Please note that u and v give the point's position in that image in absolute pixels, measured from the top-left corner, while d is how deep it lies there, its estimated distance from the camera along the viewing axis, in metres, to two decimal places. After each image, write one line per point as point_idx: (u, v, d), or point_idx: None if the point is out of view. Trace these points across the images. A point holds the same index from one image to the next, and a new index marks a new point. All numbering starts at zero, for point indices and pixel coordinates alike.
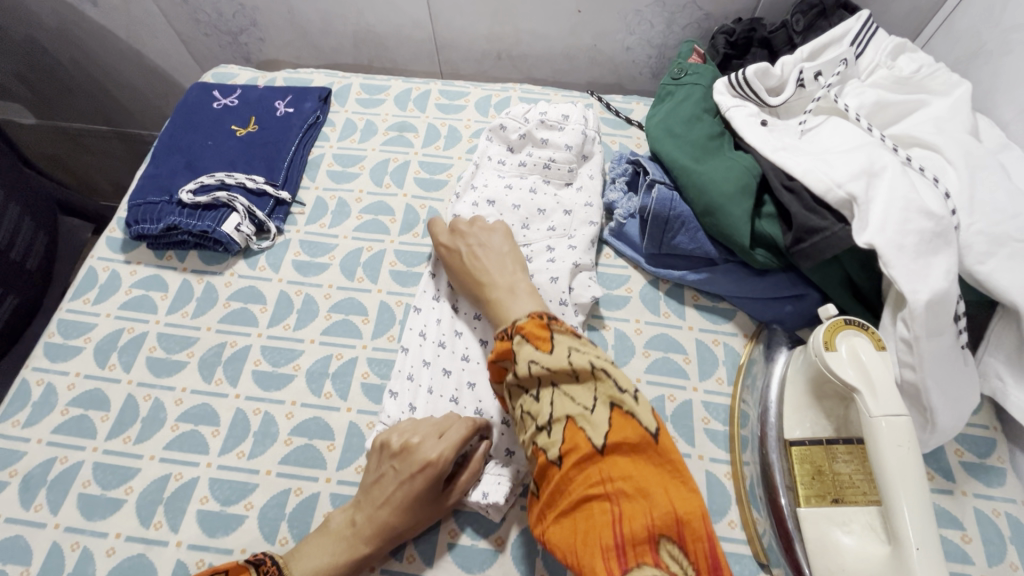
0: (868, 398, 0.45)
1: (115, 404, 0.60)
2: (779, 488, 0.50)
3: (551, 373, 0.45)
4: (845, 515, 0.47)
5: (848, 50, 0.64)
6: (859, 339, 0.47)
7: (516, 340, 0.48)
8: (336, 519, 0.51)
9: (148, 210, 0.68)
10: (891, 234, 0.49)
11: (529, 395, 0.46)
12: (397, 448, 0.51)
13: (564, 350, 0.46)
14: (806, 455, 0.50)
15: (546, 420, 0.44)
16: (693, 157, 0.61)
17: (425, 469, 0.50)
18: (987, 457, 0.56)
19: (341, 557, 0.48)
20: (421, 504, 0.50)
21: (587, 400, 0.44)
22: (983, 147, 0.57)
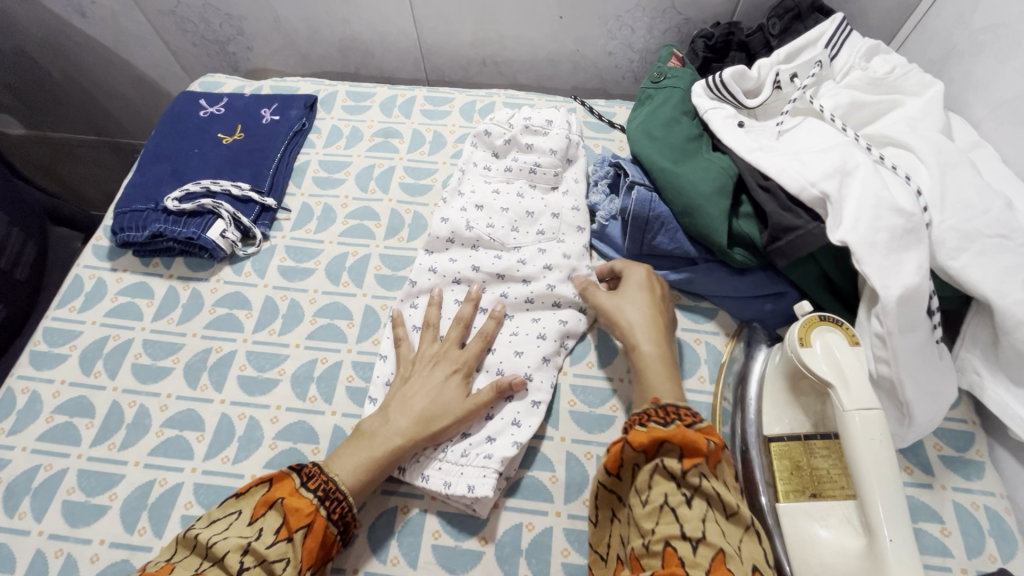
0: (842, 392, 0.45)
1: (100, 411, 0.60)
2: (758, 484, 0.50)
3: (718, 497, 0.42)
4: (822, 509, 0.47)
5: (822, 52, 0.66)
6: (832, 334, 0.48)
7: (709, 444, 0.44)
8: (369, 423, 0.54)
9: (134, 218, 0.69)
10: (863, 231, 0.50)
11: (680, 491, 0.42)
12: (416, 356, 0.59)
13: (725, 486, 0.44)
14: (784, 450, 0.51)
15: (697, 536, 0.40)
16: (672, 158, 0.62)
17: (448, 364, 0.58)
18: (966, 450, 0.56)
19: (378, 450, 0.52)
20: (448, 399, 0.55)
21: (737, 544, 0.40)
22: (955, 145, 0.58)
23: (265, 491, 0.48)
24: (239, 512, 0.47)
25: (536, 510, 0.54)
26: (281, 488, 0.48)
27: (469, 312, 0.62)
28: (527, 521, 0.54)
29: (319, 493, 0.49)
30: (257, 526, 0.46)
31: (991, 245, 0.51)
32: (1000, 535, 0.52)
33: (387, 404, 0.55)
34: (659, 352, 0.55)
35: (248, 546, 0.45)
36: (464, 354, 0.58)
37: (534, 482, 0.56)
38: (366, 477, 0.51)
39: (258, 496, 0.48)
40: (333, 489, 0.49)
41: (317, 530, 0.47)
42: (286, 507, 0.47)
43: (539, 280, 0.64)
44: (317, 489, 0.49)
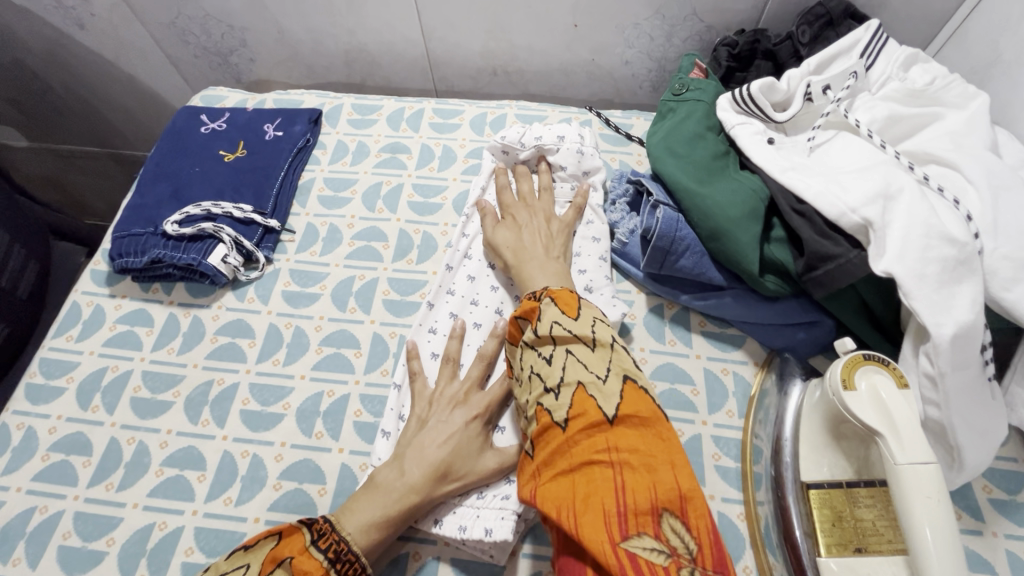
0: (892, 444, 0.41)
1: (97, 448, 0.57)
2: (797, 534, 0.47)
3: (571, 337, 0.45)
4: (869, 566, 0.43)
5: (857, 62, 0.62)
6: (879, 375, 0.44)
7: (545, 300, 0.48)
8: (382, 474, 0.51)
9: (132, 242, 0.66)
10: (911, 262, 0.46)
11: (543, 355, 0.46)
12: (434, 397, 0.56)
13: (587, 320, 0.46)
14: (825, 499, 0.47)
15: (556, 384, 0.43)
16: (698, 178, 0.58)
17: (468, 409, 0.54)
18: (1018, 493, 0.52)
19: (392, 506, 0.49)
20: (468, 451, 0.52)
21: (601, 370, 0.43)
22: (1005, 164, 0.53)
23: (274, 544, 0.45)
24: (246, 567, 0.43)
25: (556, 558, 0.51)
26: (290, 545, 0.45)
27: (493, 347, 0.58)
28: (546, 570, 0.50)
29: (330, 554, 0.45)
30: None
31: None
32: None
33: (400, 452, 0.52)
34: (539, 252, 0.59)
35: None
36: (486, 399, 0.55)
37: None
38: (379, 537, 0.48)
39: (267, 550, 0.45)
40: (345, 550, 0.46)
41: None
42: (296, 568, 0.43)
43: None
44: (328, 549, 0.45)
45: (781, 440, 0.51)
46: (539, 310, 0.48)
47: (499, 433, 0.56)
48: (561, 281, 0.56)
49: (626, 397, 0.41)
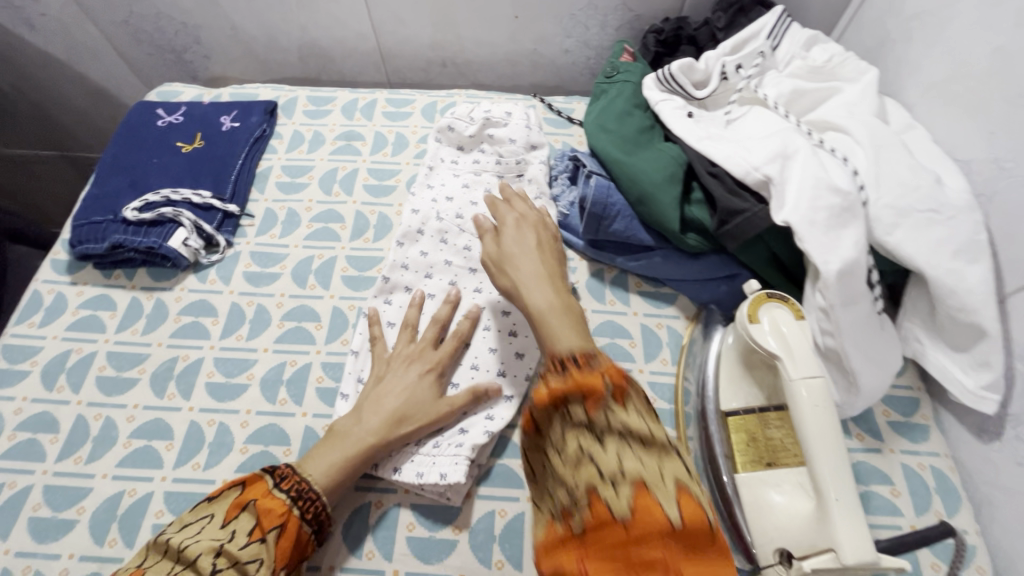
0: (788, 364, 0.48)
1: (64, 426, 0.59)
2: (719, 458, 0.53)
3: (630, 431, 0.34)
4: (777, 477, 0.50)
5: (763, 43, 0.69)
6: (780, 310, 0.51)
7: (607, 381, 0.36)
8: (342, 423, 0.55)
9: (93, 230, 0.68)
10: (804, 211, 0.52)
11: (597, 442, 0.34)
12: (391, 357, 0.59)
13: (644, 416, 0.36)
14: (741, 423, 0.53)
15: (614, 473, 0.32)
16: (625, 150, 0.64)
17: (422, 363, 0.58)
18: (913, 415, 0.60)
19: (352, 450, 0.53)
20: (422, 400, 0.56)
21: (659, 469, 0.32)
22: (888, 128, 0.61)
23: (238, 494, 0.50)
24: (211, 516, 0.48)
25: (508, 497, 0.56)
26: (254, 490, 0.50)
27: (446, 312, 0.62)
28: (499, 508, 0.55)
29: (292, 493, 0.50)
30: (230, 528, 0.47)
31: (923, 220, 0.54)
32: (945, 492, 0.55)
33: (359, 406, 0.56)
34: (536, 274, 0.51)
35: (221, 547, 0.46)
36: (438, 355, 0.59)
37: (505, 470, 0.57)
38: (338, 479, 0.52)
39: (232, 499, 0.49)
40: (306, 489, 0.50)
41: (290, 531, 0.48)
42: (258, 509, 0.48)
43: None
44: (290, 490, 0.50)
45: (706, 377, 0.57)
46: (603, 395, 0.36)
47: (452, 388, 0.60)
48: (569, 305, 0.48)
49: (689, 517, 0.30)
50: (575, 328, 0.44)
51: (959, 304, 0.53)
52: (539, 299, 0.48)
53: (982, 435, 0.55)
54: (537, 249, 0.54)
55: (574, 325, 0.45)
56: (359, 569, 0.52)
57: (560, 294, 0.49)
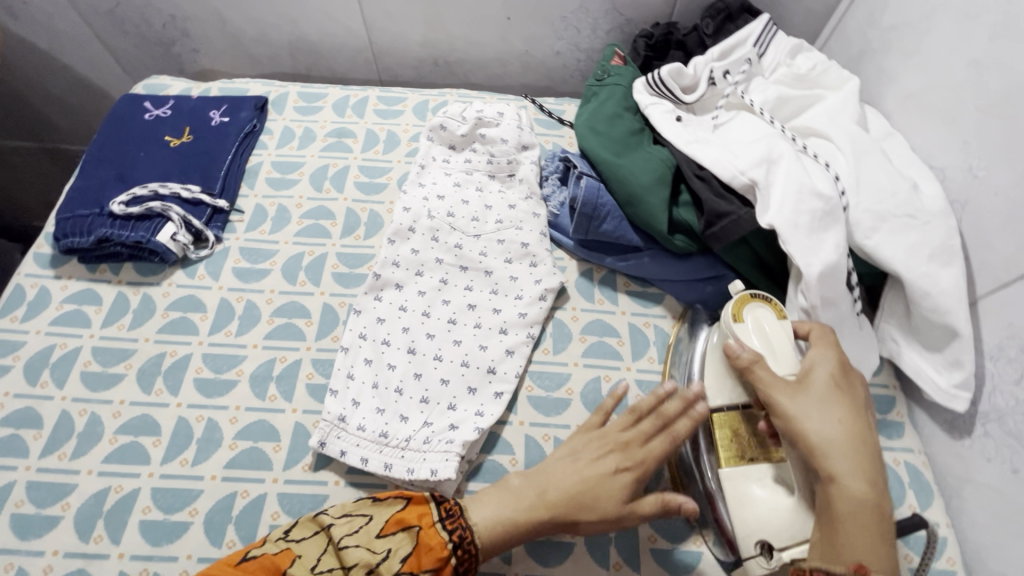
0: (773, 362, 0.50)
1: (48, 421, 0.58)
2: (704, 452, 0.54)
3: None
4: (759, 471, 0.51)
5: (750, 51, 0.71)
6: (762, 310, 0.53)
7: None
8: (514, 482, 0.53)
9: (78, 223, 0.67)
10: (788, 214, 0.54)
11: None
12: (599, 432, 0.54)
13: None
14: (725, 420, 0.53)
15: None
16: (615, 152, 0.65)
17: (614, 454, 0.52)
18: (889, 413, 0.62)
19: (552, 505, 0.50)
20: (604, 478, 0.51)
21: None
22: (868, 136, 0.63)
23: None
24: None
25: None
26: (415, 513, 0.50)
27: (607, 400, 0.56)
28: None
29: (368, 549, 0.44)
30: (384, 545, 0.49)
31: (900, 224, 0.56)
32: (918, 487, 0.57)
33: (533, 472, 0.53)
34: (828, 414, 0.46)
35: (374, 566, 0.47)
36: (634, 432, 0.53)
37: (495, 466, 0.58)
38: (501, 535, 0.49)
39: (394, 511, 0.50)
40: (469, 539, 0.49)
41: (425, 568, 0.48)
42: None
43: (500, 269, 0.67)
44: (452, 531, 0.49)
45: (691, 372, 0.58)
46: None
47: (442, 384, 0.60)
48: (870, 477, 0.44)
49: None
50: (876, 544, 0.41)
51: (933, 305, 0.55)
52: (818, 424, 0.45)
53: (954, 431, 0.58)
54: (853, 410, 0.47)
55: (871, 538, 0.41)
56: None
57: (848, 420, 0.46)
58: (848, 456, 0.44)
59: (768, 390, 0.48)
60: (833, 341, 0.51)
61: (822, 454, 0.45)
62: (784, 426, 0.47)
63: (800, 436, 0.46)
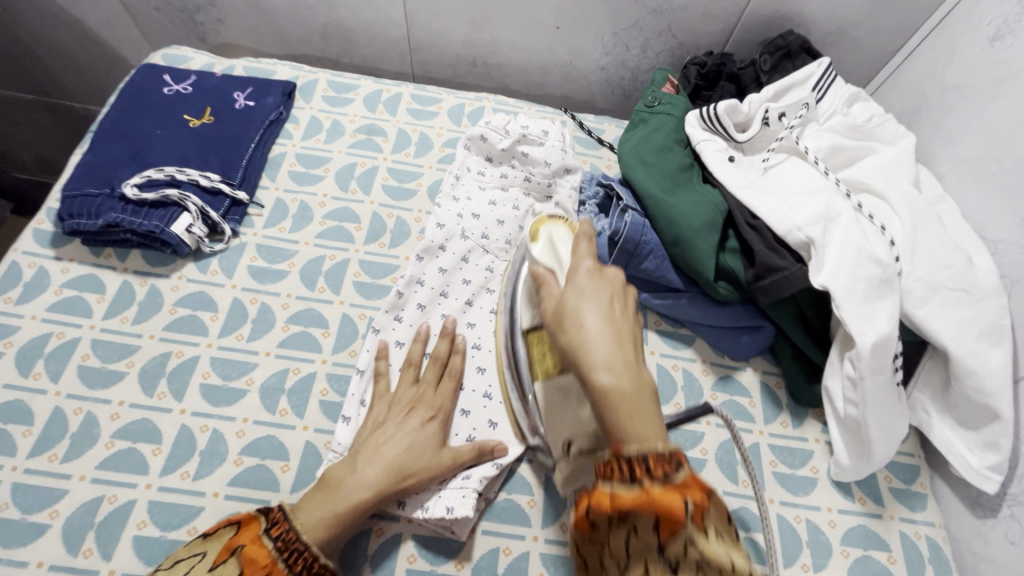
0: (558, 273, 0.51)
1: (40, 418, 0.54)
2: (522, 366, 0.56)
3: (710, 565, 0.32)
4: (564, 382, 0.53)
5: (808, 95, 0.68)
6: (559, 228, 0.56)
7: (687, 505, 0.33)
8: (336, 471, 0.51)
9: (85, 203, 0.62)
10: (844, 278, 0.52)
11: (662, 564, 0.33)
12: (393, 399, 0.56)
13: (723, 542, 0.33)
14: (540, 340, 0.55)
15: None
16: (664, 188, 0.63)
17: (423, 408, 0.55)
18: (913, 483, 0.61)
19: (345, 503, 0.49)
20: (424, 450, 0.53)
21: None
22: (923, 198, 0.61)
23: (232, 534, 0.47)
24: (203, 556, 0.45)
25: (513, 534, 0.54)
26: (244, 535, 0.47)
27: (446, 349, 0.59)
28: (504, 545, 0.54)
29: (279, 543, 0.46)
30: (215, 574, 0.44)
31: (952, 297, 0.55)
32: (938, 563, 0.57)
33: (383, 421, 0.54)
34: (606, 291, 0.42)
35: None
36: (438, 397, 0.56)
37: (511, 506, 0.56)
38: (332, 531, 0.48)
39: (224, 540, 0.46)
40: (292, 539, 0.47)
41: None
42: (245, 557, 0.45)
43: None
44: (278, 539, 0.47)
45: (510, 309, 0.59)
46: (679, 519, 0.33)
47: (462, 415, 0.58)
48: (619, 338, 0.39)
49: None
50: (643, 415, 0.37)
51: (977, 384, 0.53)
52: (596, 323, 0.40)
53: (977, 510, 0.57)
54: (610, 298, 0.41)
55: (642, 411, 0.37)
56: None
57: (608, 309, 0.40)
58: (618, 349, 0.38)
59: (567, 289, 0.43)
60: (591, 240, 0.48)
61: (581, 345, 0.39)
62: (557, 316, 0.42)
63: (566, 321, 0.41)
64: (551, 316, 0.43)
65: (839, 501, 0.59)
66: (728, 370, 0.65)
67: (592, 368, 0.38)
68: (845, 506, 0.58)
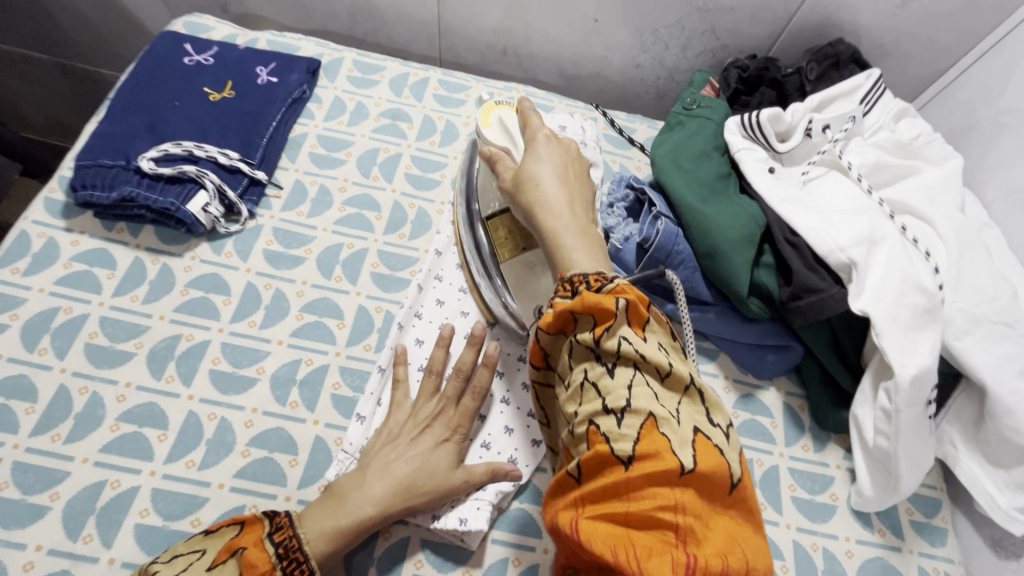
0: (513, 152, 0.59)
1: (44, 395, 0.53)
2: (485, 254, 0.61)
3: (642, 360, 0.38)
4: (533, 257, 0.59)
5: (856, 107, 0.65)
6: (507, 116, 0.62)
7: (619, 304, 0.39)
8: (344, 482, 0.49)
9: (99, 174, 0.60)
10: (886, 305, 0.50)
11: (600, 365, 0.38)
12: (410, 410, 0.54)
13: (658, 347, 0.40)
14: (501, 221, 0.61)
15: (620, 408, 0.36)
16: (700, 197, 0.61)
17: (439, 426, 0.53)
18: (934, 518, 0.59)
19: (346, 518, 0.47)
20: (436, 470, 0.50)
21: (672, 406, 0.37)
22: (969, 224, 0.59)
23: (233, 535, 0.45)
24: (202, 553, 0.43)
25: (523, 545, 0.53)
26: (247, 536, 0.44)
27: (470, 360, 0.55)
28: (514, 556, 0.52)
29: (280, 549, 0.44)
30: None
31: (994, 331, 0.53)
32: None
33: (399, 438, 0.52)
34: (562, 158, 0.54)
35: None
36: (457, 414, 0.53)
37: (522, 516, 0.54)
38: (334, 545, 0.46)
39: (225, 540, 0.44)
40: (295, 550, 0.45)
41: None
42: (245, 559, 0.43)
43: None
44: (280, 545, 0.44)
45: (469, 197, 0.66)
46: (613, 320, 0.39)
47: (480, 446, 0.55)
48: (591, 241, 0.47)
49: (700, 447, 0.35)
50: (590, 248, 0.47)
51: (1014, 425, 0.51)
52: (547, 171, 0.51)
53: (999, 550, 0.55)
54: (558, 167, 0.52)
55: (589, 245, 0.47)
56: None
57: (559, 166, 0.52)
58: (563, 203, 0.50)
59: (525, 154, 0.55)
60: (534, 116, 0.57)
61: (541, 202, 0.50)
62: (517, 184, 0.52)
63: (525, 188, 0.51)
64: (511, 183, 0.53)
65: (858, 531, 0.57)
66: (750, 388, 0.63)
67: (546, 215, 0.49)
68: (863, 537, 0.57)
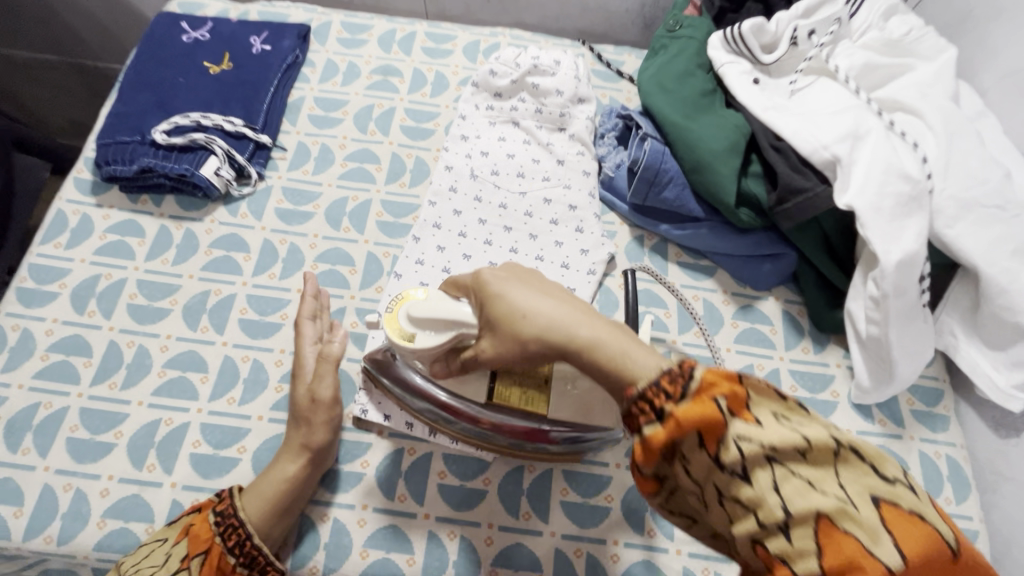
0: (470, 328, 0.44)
1: (97, 350, 0.59)
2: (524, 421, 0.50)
3: (774, 452, 0.30)
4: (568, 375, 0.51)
5: (842, 9, 0.64)
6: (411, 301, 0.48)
7: (718, 405, 0.31)
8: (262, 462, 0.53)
9: (119, 150, 0.65)
10: (870, 197, 0.52)
11: (730, 476, 0.31)
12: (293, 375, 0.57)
13: (775, 418, 0.31)
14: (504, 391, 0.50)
15: (781, 523, 0.29)
16: (685, 114, 0.62)
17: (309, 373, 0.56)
18: (935, 406, 0.61)
19: (266, 484, 0.50)
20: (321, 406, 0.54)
21: (838, 490, 0.28)
22: (962, 114, 0.58)
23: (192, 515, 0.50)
24: (165, 537, 0.49)
25: None
26: (199, 512, 0.50)
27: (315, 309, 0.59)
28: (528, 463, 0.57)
29: (218, 517, 0.49)
30: (168, 552, 0.47)
31: (985, 215, 0.53)
32: (957, 481, 0.57)
33: (301, 412, 0.53)
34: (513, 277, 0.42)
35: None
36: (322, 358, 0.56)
37: None
38: (269, 511, 0.49)
39: (185, 521, 0.50)
40: (231, 515, 0.49)
41: (214, 559, 0.48)
42: (193, 533, 0.48)
43: (568, 238, 0.64)
44: (219, 513, 0.49)
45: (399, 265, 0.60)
46: (719, 423, 0.31)
47: None
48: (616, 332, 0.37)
49: (896, 528, 0.27)
50: (642, 351, 0.36)
51: (1008, 303, 0.52)
52: (522, 298, 0.39)
53: (1001, 430, 0.57)
54: (512, 273, 0.42)
55: (638, 350, 0.37)
56: (393, 511, 0.54)
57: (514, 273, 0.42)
58: (571, 319, 0.38)
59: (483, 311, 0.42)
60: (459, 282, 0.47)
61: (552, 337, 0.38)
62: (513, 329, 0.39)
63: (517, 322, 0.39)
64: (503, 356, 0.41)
65: (859, 423, 0.59)
66: (750, 300, 0.65)
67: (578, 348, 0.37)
68: (865, 428, 0.59)
